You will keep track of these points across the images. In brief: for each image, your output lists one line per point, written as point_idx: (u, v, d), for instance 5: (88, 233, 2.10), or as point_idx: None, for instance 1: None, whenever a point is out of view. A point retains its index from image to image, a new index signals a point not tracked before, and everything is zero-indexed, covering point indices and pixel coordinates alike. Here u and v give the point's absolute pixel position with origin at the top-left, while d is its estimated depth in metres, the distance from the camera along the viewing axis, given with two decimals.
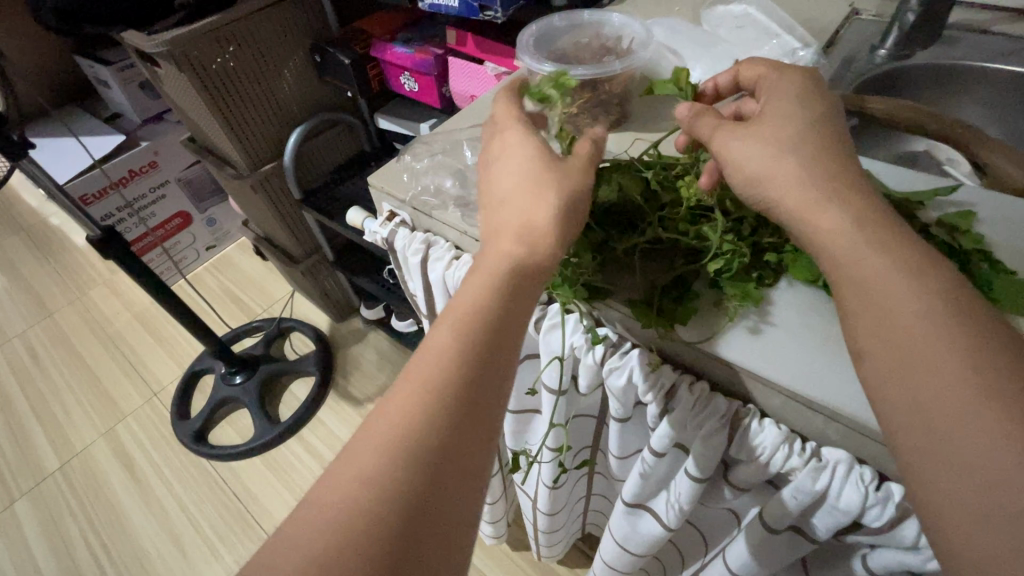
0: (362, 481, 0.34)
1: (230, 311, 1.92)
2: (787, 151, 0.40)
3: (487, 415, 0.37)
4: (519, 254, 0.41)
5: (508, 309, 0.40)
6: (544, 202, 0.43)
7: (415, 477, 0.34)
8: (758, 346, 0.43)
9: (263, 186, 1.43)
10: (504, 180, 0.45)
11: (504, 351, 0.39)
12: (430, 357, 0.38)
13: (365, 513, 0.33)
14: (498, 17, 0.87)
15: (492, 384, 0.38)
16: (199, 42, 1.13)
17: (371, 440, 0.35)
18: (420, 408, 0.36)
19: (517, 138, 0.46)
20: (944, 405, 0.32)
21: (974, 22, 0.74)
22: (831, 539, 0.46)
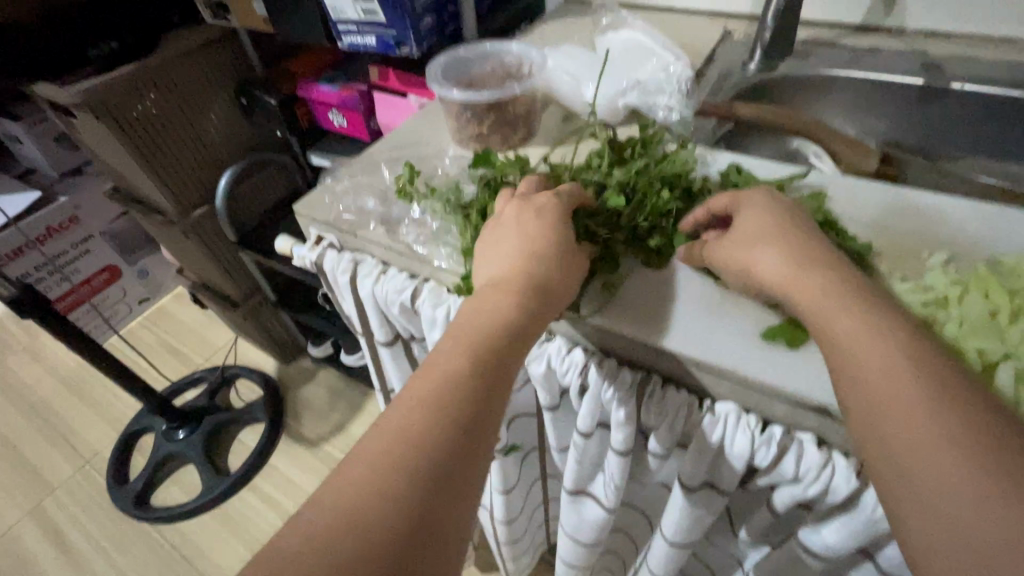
0: (368, 486, 0.34)
1: (169, 363, 1.84)
2: (766, 246, 0.44)
3: (487, 438, 0.39)
4: (520, 283, 0.45)
5: (511, 338, 0.43)
6: (552, 240, 0.47)
7: (416, 489, 0.35)
8: (654, 321, 0.48)
9: (194, 231, 1.40)
10: (514, 215, 0.50)
11: (507, 372, 0.42)
12: (440, 378, 0.40)
13: (370, 517, 0.33)
14: (414, 52, 0.92)
15: (492, 402, 0.40)
16: (118, 91, 1.13)
17: (375, 450, 0.36)
18: (425, 422, 0.37)
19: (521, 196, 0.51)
20: (841, 358, 0.38)
21: (824, 38, 0.87)
22: (742, 488, 0.50)
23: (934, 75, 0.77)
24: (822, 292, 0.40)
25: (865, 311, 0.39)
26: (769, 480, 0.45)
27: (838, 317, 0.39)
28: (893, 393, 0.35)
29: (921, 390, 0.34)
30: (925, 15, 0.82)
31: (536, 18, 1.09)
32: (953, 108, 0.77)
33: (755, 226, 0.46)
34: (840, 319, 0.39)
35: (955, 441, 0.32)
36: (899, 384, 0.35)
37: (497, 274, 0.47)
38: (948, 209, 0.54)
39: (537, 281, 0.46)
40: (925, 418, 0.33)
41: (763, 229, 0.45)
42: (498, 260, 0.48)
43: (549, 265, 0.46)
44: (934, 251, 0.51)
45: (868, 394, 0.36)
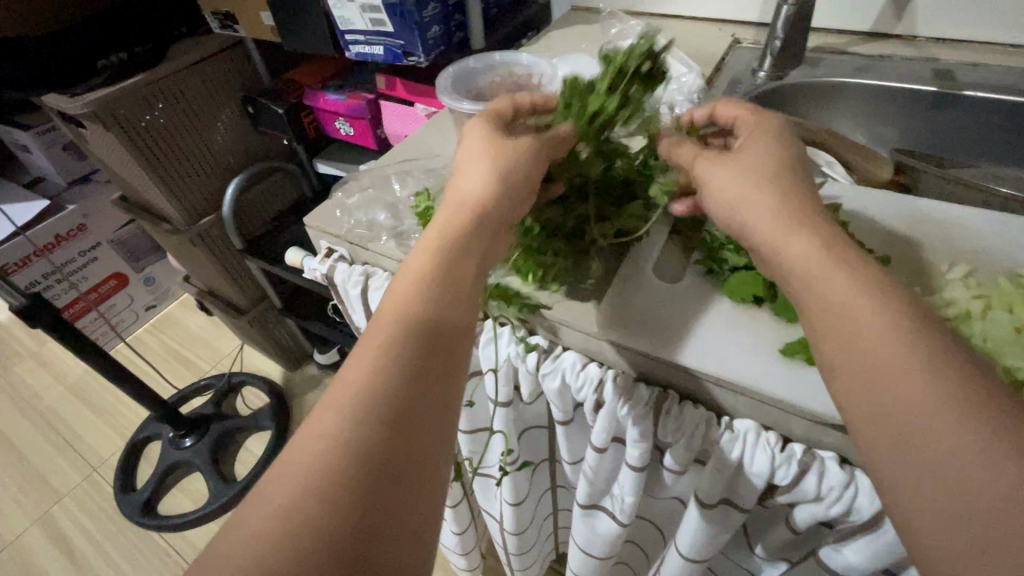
0: (322, 438, 0.34)
1: (176, 371, 1.84)
2: (762, 169, 0.43)
3: (441, 368, 0.38)
4: (463, 225, 0.44)
5: (455, 272, 0.42)
6: (497, 181, 0.45)
7: (371, 431, 0.34)
8: (672, 337, 0.48)
9: (202, 240, 1.41)
10: (459, 166, 0.48)
11: (453, 306, 0.40)
12: (379, 325, 0.39)
13: (328, 465, 0.32)
14: (421, 62, 0.92)
15: (438, 337, 0.39)
16: (126, 101, 1.13)
17: (329, 408, 0.35)
18: (374, 361, 0.37)
19: (485, 131, 0.49)
20: (832, 333, 0.35)
21: (833, 45, 0.87)
22: (759, 505, 0.50)
23: (947, 81, 0.76)
24: (815, 252, 0.37)
25: (861, 280, 0.36)
26: (789, 498, 0.45)
27: (827, 279, 0.36)
28: (884, 367, 0.32)
29: (915, 363, 0.32)
30: (935, 21, 0.81)
31: (543, 27, 1.09)
32: (966, 116, 0.76)
33: (757, 159, 0.44)
34: (832, 285, 0.36)
35: (951, 416, 0.30)
36: (891, 360, 0.32)
37: (440, 220, 0.45)
38: (965, 220, 0.54)
39: (481, 220, 0.44)
40: (916, 393, 0.31)
41: (766, 164, 0.43)
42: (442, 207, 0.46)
43: (493, 200, 0.45)
44: (953, 263, 0.50)
45: (845, 339, 0.35)
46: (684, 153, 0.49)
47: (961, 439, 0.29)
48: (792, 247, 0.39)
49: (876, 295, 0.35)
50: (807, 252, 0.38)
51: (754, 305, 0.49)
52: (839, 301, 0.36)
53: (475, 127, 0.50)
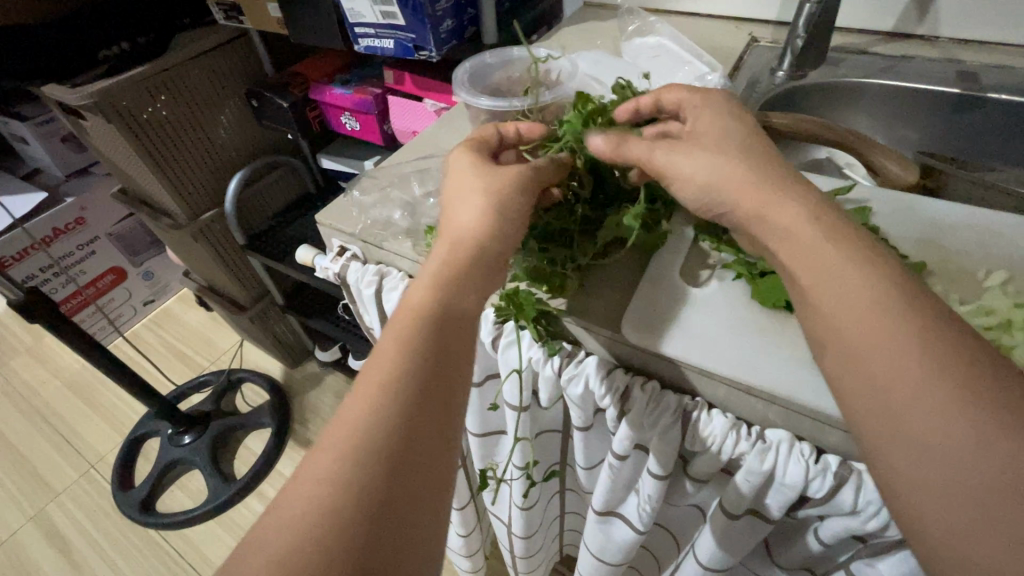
0: (321, 479, 0.34)
1: (174, 367, 1.82)
2: (731, 159, 0.42)
3: (439, 406, 0.38)
4: (459, 263, 0.44)
5: (450, 307, 0.42)
6: (492, 216, 0.45)
7: (372, 473, 0.34)
8: (701, 343, 0.46)
9: (204, 235, 1.38)
10: (453, 199, 0.48)
11: (451, 344, 0.41)
12: (378, 364, 0.39)
13: (327, 507, 0.33)
14: (433, 56, 0.91)
15: (437, 378, 0.39)
16: (129, 93, 1.11)
17: (327, 447, 0.35)
18: (371, 401, 0.37)
19: (471, 162, 0.48)
20: (847, 329, 0.35)
21: (853, 45, 0.85)
22: (787, 517, 0.48)
23: (970, 83, 0.75)
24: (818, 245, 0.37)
25: (874, 279, 0.35)
26: (822, 511, 0.43)
27: (833, 273, 0.36)
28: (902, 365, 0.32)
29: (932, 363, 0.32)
30: (958, 22, 0.80)
31: (555, 22, 1.07)
32: (989, 119, 0.75)
33: (726, 139, 0.44)
34: (845, 278, 0.36)
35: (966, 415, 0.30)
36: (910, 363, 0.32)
37: (436, 255, 0.45)
38: (999, 225, 0.52)
39: (478, 258, 0.44)
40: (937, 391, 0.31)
41: (733, 145, 0.43)
42: (439, 238, 0.46)
43: (490, 235, 0.45)
44: (989, 271, 0.49)
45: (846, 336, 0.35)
46: (637, 146, 0.46)
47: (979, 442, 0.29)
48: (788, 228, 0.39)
49: (882, 291, 0.35)
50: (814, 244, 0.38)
51: (787, 310, 0.47)
52: (851, 297, 0.35)
53: (467, 156, 0.49)
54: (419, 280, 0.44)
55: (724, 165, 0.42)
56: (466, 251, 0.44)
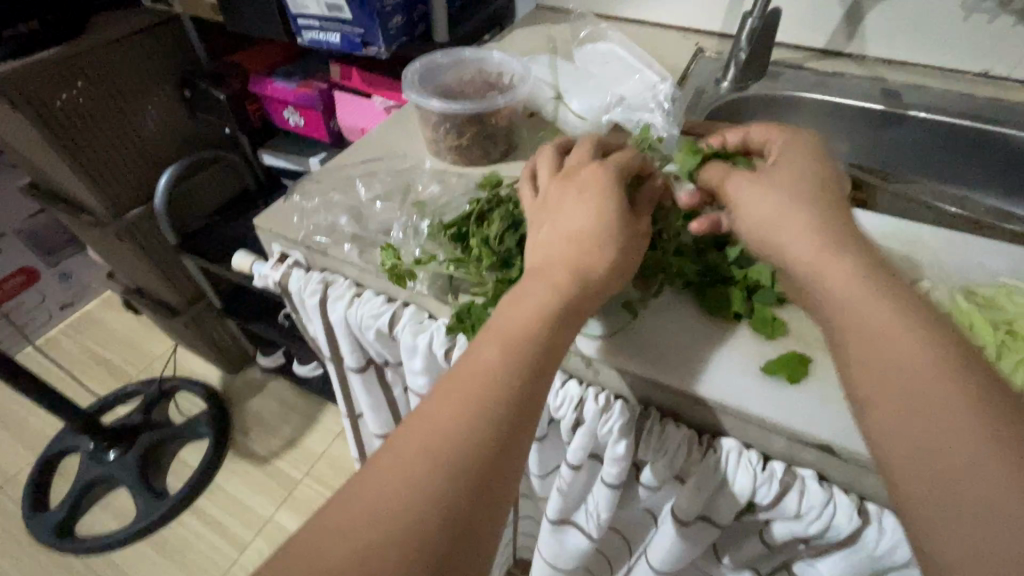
0: (405, 481, 0.32)
1: (97, 375, 1.66)
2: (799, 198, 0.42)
3: (520, 454, 0.35)
4: (573, 284, 0.40)
5: (554, 340, 0.39)
6: (613, 255, 0.42)
7: (458, 483, 0.32)
8: (636, 348, 0.47)
9: (130, 234, 1.27)
10: (569, 228, 0.43)
11: (549, 365, 0.38)
12: (476, 374, 0.36)
13: (412, 511, 0.31)
14: (381, 53, 0.87)
15: (532, 400, 0.36)
16: (38, 77, 1.00)
17: (408, 454, 0.33)
18: (466, 413, 0.34)
19: (596, 191, 0.44)
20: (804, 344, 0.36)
21: (791, 60, 0.89)
22: (734, 521, 0.49)
23: (893, 101, 0.80)
24: (847, 264, 0.38)
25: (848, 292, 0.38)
26: (766, 516, 0.44)
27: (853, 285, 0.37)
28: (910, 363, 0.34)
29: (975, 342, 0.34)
30: (885, 44, 0.85)
31: (506, 23, 1.06)
32: (910, 134, 0.81)
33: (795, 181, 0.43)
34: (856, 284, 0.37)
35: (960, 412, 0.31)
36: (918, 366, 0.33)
37: (547, 268, 0.41)
38: (917, 236, 0.56)
39: (591, 282, 0.41)
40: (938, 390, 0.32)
41: (801, 180, 0.43)
42: (550, 246, 0.43)
43: (598, 266, 0.42)
44: (916, 280, 0.52)
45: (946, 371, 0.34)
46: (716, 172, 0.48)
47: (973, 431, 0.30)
48: (830, 259, 0.39)
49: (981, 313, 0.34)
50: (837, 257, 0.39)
51: (733, 320, 0.48)
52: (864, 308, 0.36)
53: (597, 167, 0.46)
54: (515, 296, 0.41)
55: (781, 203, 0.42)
56: (585, 279, 0.41)
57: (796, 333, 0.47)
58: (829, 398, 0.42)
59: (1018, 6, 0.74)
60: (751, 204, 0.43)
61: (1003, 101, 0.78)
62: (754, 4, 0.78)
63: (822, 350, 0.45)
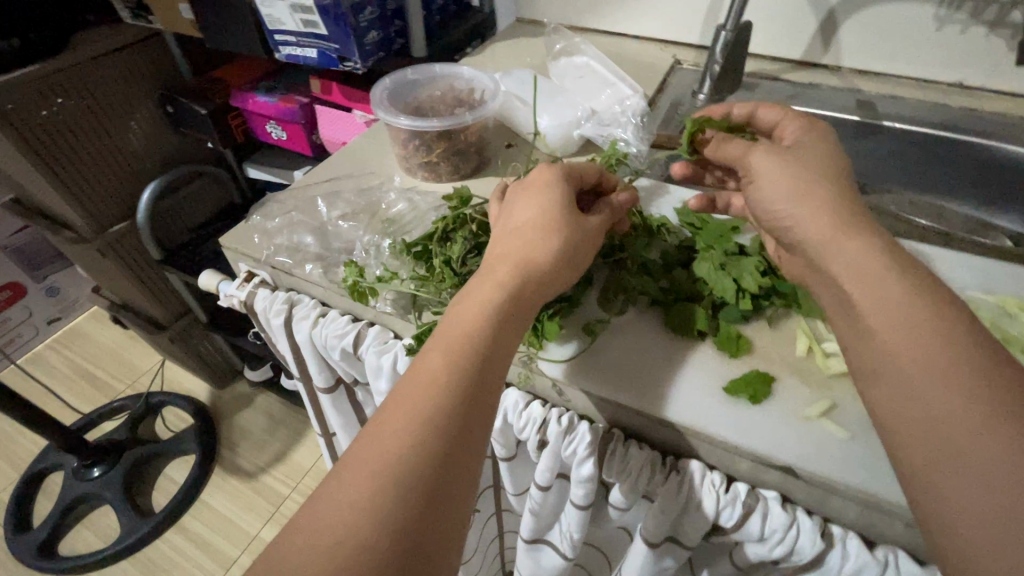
0: (354, 503, 0.30)
1: (82, 391, 1.64)
2: (818, 179, 0.42)
3: (473, 455, 0.34)
4: (521, 280, 0.40)
5: (501, 338, 0.38)
6: (562, 247, 0.42)
7: (409, 497, 0.31)
8: (603, 370, 0.46)
9: (112, 250, 1.26)
10: (518, 227, 0.44)
11: (495, 366, 0.37)
12: (419, 380, 0.35)
13: (363, 533, 0.29)
14: (358, 68, 0.87)
15: (479, 401, 0.35)
16: (16, 95, 1.00)
17: (359, 469, 0.32)
18: (412, 422, 0.33)
19: (540, 189, 0.45)
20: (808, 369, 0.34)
21: (767, 71, 0.90)
22: (704, 541, 0.49)
23: (867, 112, 0.80)
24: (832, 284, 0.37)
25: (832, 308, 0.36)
26: (733, 538, 0.44)
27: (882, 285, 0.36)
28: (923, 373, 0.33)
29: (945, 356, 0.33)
30: (860, 54, 0.85)
31: (485, 38, 1.06)
32: (886, 144, 0.81)
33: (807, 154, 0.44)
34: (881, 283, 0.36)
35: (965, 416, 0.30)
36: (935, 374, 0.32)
37: (494, 267, 0.41)
38: None
39: (536, 279, 0.41)
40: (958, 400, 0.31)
41: (820, 162, 0.43)
42: (500, 246, 0.43)
43: (547, 263, 0.42)
44: None
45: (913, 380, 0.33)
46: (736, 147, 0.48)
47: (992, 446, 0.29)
48: None
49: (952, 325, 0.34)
50: (863, 255, 0.37)
51: (698, 339, 0.48)
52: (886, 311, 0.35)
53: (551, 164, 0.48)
54: (462, 297, 0.40)
55: (796, 179, 0.42)
56: (532, 272, 0.41)
57: (761, 351, 0.46)
58: (791, 418, 0.42)
59: (989, 17, 0.74)
60: (768, 180, 0.44)
61: (978, 111, 0.78)
62: (727, 17, 0.79)
63: (786, 370, 0.45)
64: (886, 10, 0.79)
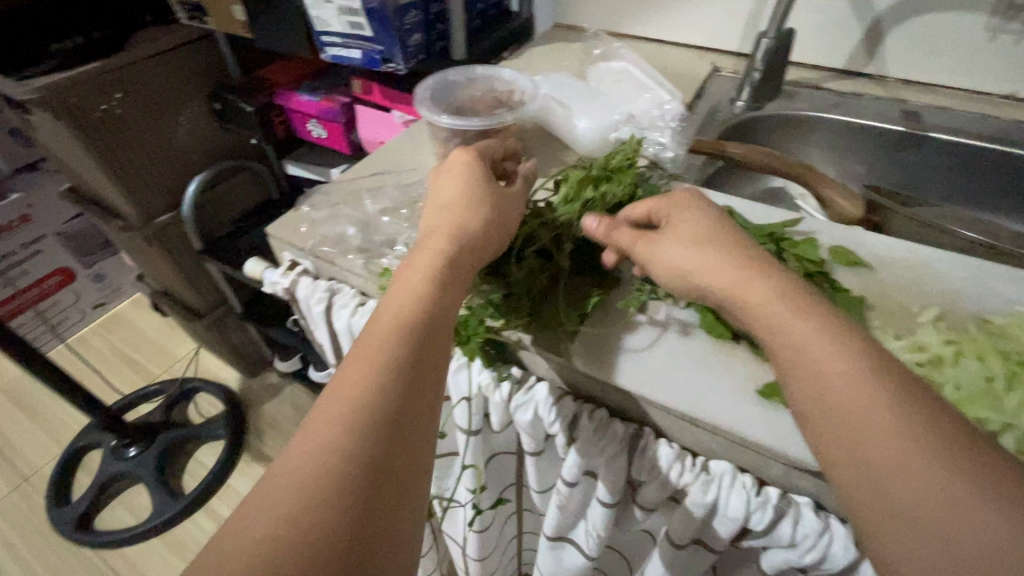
0: (321, 439, 0.32)
1: (122, 374, 1.71)
2: (704, 246, 0.43)
3: (430, 394, 0.36)
4: (454, 248, 0.43)
5: (443, 296, 0.41)
6: (483, 231, 0.45)
7: (373, 427, 0.33)
8: (646, 372, 0.46)
9: (157, 238, 1.31)
10: (438, 213, 0.46)
11: (441, 318, 0.40)
12: (374, 335, 0.37)
13: (330, 462, 0.31)
14: (400, 69, 0.89)
15: (431, 349, 0.38)
16: (81, 90, 1.06)
17: (323, 412, 0.33)
18: (369, 367, 0.35)
19: (455, 185, 0.48)
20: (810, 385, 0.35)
21: (808, 79, 0.89)
22: (731, 546, 0.49)
23: (913, 122, 0.78)
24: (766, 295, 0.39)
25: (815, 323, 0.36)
26: (763, 542, 0.44)
27: (796, 327, 0.37)
28: (853, 394, 0.33)
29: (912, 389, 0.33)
30: (906, 63, 0.83)
31: (524, 43, 1.08)
32: (931, 156, 0.79)
33: (701, 229, 0.44)
34: (792, 321, 0.37)
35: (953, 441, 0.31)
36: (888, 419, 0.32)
37: (429, 244, 0.44)
38: (934, 260, 0.54)
39: (464, 250, 0.44)
40: (885, 437, 0.31)
41: (707, 232, 0.43)
42: (428, 229, 0.45)
43: (472, 234, 0.45)
44: (924, 306, 0.50)
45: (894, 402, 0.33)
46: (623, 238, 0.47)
47: (927, 470, 0.30)
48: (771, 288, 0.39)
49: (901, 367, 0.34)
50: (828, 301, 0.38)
51: (734, 340, 0.47)
52: (803, 347, 0.36)
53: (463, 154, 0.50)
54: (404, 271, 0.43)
55: (696, 254, 0.42)
56: (459, 244, 0.44)
57: None
58: None
59: None
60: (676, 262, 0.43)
61: None
62: (769, 24, 0.79)
63: None
64: (936, 19, 0.78)
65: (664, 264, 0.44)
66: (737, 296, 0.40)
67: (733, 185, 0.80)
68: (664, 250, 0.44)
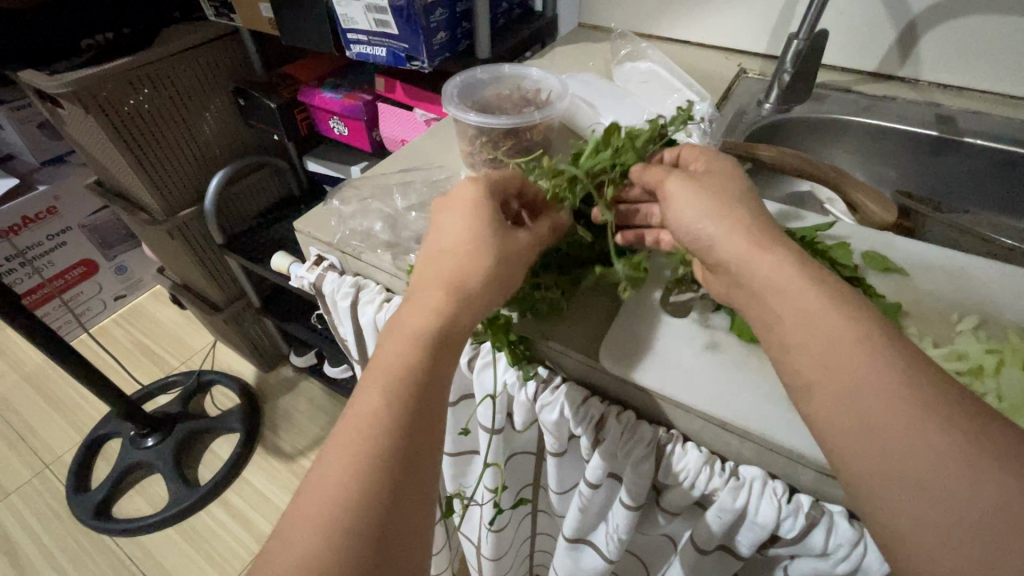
0: (323, 510, 0.34)
1: (142, 365, 1.74)
2: (732, 200, 0.41)
3: (426, 457, 0.38)
4: (458, 296, 0.41)
5: (439, 351, 0.40)
6: (491, 269, 0.42)
7: (372, 499, 0.35)
8: (678, 375, 0.46)
9: (180, 232, 1.33)
10: (446, 245, 0.43)
11: (437, 378, 0.40)
12: (371, 398, 0.38)
13: (333, 535, 0.33)
14: (425, 67, 0.89)
15: (427, 412, 0.38)
16: (110, 85, 1.08)
17: (324, 480, 0.35)
18: (366, 437, 0.36)
19: (467, 209, 0.44)
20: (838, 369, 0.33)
21: (838, 82, 0.87)
22: (756, 554, 0.48)
23: (948, 127, 0.77)
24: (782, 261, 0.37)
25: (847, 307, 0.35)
26: (792, 550, 0.43)
27: (822, 305, 0.35)
28: (879, 409, 0.31)
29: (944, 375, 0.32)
30: (940, 67, 0.82)
31: (548, 43, 1.07)
32: (965, 162, 0.77)
33: (729, 183, 0.43)
34: (819, 317, 0.35)
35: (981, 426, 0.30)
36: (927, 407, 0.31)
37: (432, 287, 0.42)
38: (972, 268, 0.53)
39: (470, 296, 0.42)
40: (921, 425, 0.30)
41: (735, 187, 0.42)
42: (429, 265, 0.43)
43: (477, 280, 0.42)
44: (962, 314, 0.49)
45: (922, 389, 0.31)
46: (654, 173, 0.45)
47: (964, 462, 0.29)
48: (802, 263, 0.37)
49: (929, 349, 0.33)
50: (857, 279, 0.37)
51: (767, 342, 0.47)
52: (827, 344, 0.34)
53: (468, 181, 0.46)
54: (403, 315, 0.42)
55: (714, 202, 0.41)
56: (465, 289, 0.42)
57: None
58: None
59: None
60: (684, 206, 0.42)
61: None
62: (800, 26, 0.77)
63: None
64: (973, 22, 0.76)
65: (673, 199, 0.42)
66: (752, 280, 0.38)
67: (760, 188, 0.79)
68: (684, 188, 0.42)
